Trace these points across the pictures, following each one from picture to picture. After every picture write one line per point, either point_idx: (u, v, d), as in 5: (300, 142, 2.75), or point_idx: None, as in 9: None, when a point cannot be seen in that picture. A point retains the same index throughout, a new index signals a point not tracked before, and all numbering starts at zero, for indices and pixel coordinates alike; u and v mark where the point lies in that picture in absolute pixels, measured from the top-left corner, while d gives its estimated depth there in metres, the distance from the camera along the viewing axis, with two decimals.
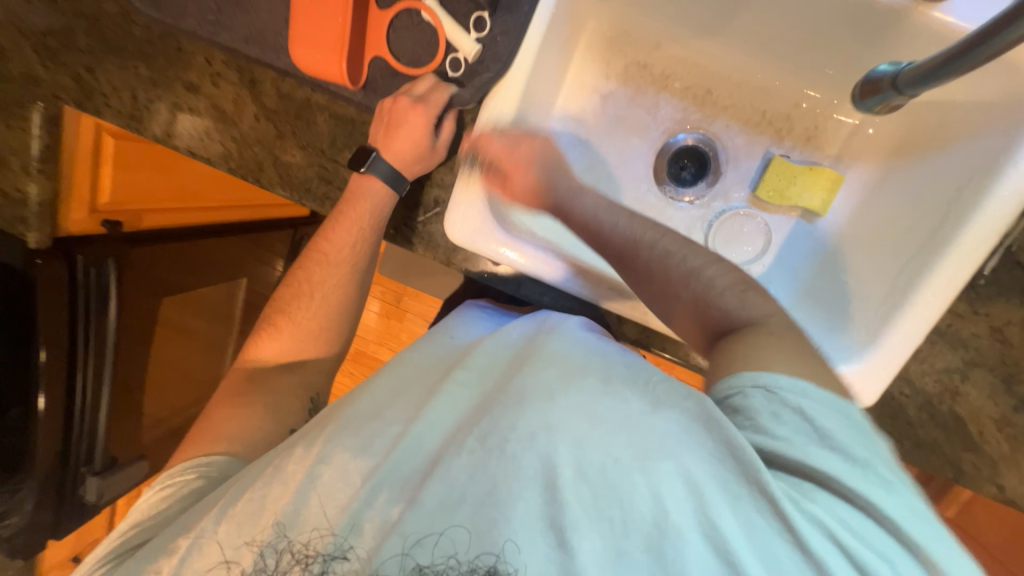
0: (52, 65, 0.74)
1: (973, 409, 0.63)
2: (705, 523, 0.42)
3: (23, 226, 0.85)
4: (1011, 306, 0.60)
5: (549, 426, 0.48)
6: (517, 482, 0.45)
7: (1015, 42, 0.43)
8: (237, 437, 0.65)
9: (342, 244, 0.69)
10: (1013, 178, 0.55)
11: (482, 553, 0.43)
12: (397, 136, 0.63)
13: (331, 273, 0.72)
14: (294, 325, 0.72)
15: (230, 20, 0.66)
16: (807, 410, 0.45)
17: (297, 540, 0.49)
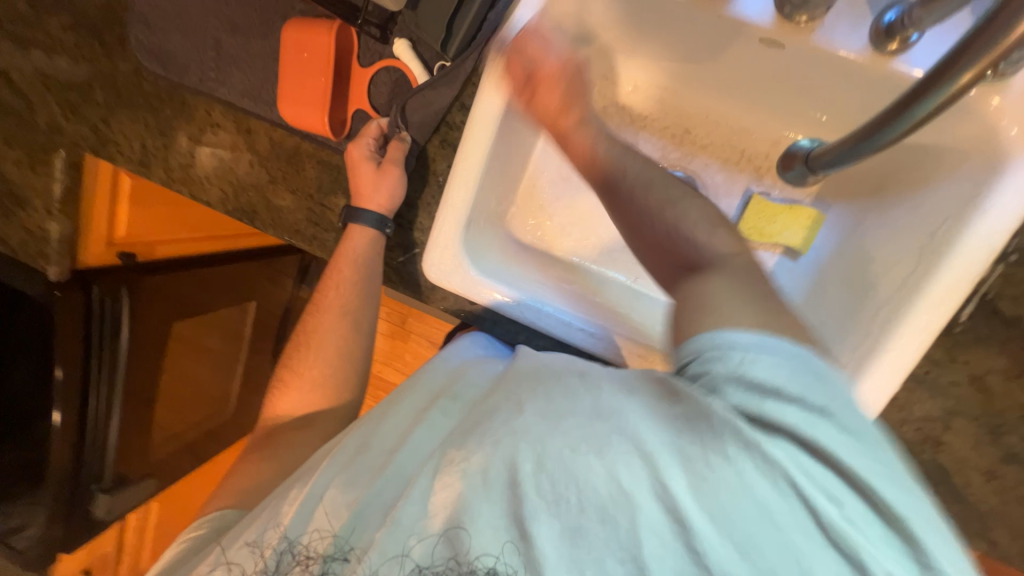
0: (73, 117, 0.81)
1: (958, 459, 0.61)
2: (666, 501, 0.38)
3: (44, 260, 0.91)
4: (991, 354, 0.58)
5: (513, 433, 0.44)
6: (481, 485, 0.43)
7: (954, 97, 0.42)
8: (247, 487, 0.64)
9: (332, 289, 0.71)
10: (983, 227, 0.54)
11: (481, 554, 0.41)
12: (363, 182, 0.65)
13: (328, 322, 0.72)
14: (299, 378, 0.72)
15: (228, 78, 0.72)
16: (756, 367, 0.38)
17: (297, 542, 0.49)
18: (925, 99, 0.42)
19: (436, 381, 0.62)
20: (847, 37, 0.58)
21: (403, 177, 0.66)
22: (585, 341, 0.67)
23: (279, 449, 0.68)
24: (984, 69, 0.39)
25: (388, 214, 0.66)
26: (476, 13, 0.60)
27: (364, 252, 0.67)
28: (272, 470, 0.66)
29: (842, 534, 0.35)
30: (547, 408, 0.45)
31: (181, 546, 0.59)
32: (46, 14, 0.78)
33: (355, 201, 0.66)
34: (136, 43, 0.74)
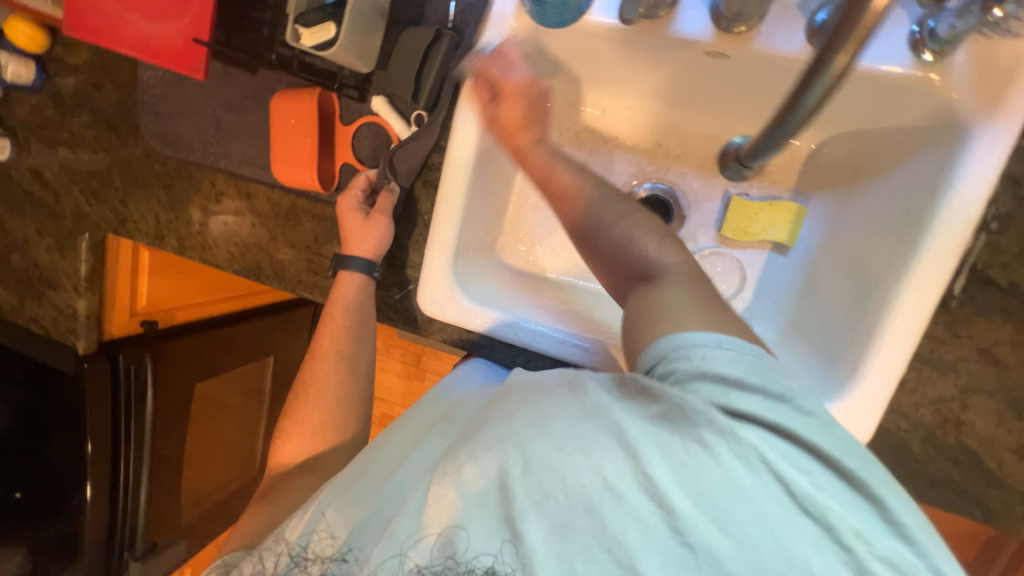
0: (95, 203, 0.89)
1: (984, 439, 0.58)
2: (648, 486, 0.39)
3: (74, 337, 0.96)
4: (994, 325, 0.56)
5: (501, 439, 0.45)
6: (472, 491, 0.44)
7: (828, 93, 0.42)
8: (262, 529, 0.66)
9: (325, 335, 0.73)
10: (957, 199, 0.54)
11: (480, 553, 0.42)
12: (353, 232, 0.70)
13: (324, 367, 0.74)
14: (299, 426, 0.73)
15: (227, 149, 0.78)
16: (720, 363, 0.41)
17: (297, 544, 0.55)
18: (807, 93, 0.42)
19: (434, 411, 0.63)
20: (784, 40, 0.60)
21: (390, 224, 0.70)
22: (579, 355, 0.68)
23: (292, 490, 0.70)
24: (852, 52, 0.39)
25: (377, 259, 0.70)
26: (440, 63, 0.66)
27: (359, 296, 0.71)
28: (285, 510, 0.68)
29: (818, 505, 0.37)
30: (536, 415, 0.46)
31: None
32: (69, 115, 0.87)
33: (345, 249, 0.70)
34: (145, 130, 0.81)
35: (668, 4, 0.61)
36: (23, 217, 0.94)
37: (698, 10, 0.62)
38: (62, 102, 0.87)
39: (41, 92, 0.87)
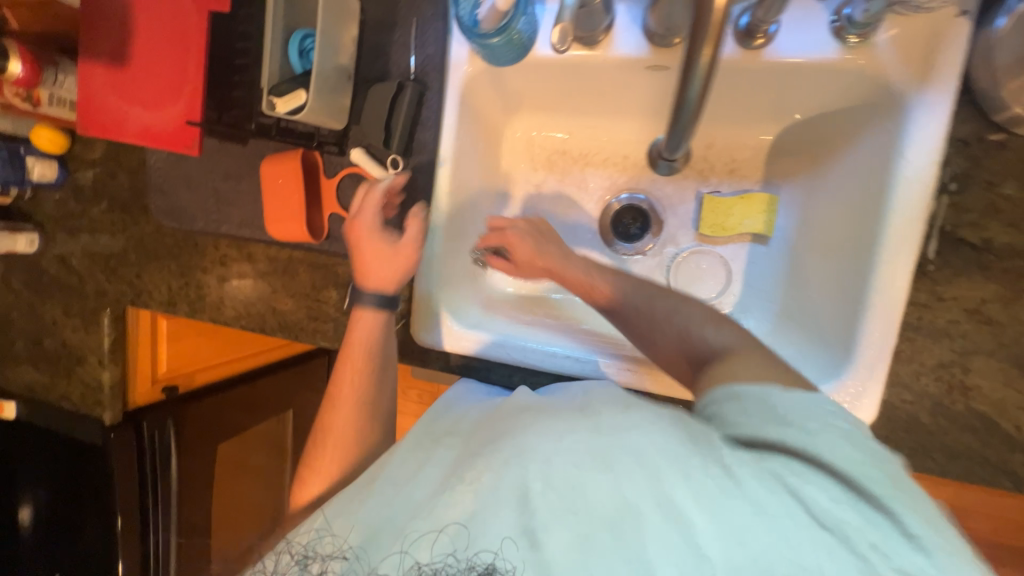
0: (113, 280, 0.96)
1: (994, 402, 0.57)
2: (666, 507, 0.39)
3: (101, 408, 1.00)
4: (975, 284, 0.56)
5: (521, 451, 0.43)
6: (489, 499, 0.42)
7: (704, 86, 0.44)
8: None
9: (348, 363, 0.71)
10: (909, 168, 0.56)
11: (480, 550, 0.42)
12: (372, 269, 0.70)
13: (349, 393, 0.70)
14: (318, 471, 0.66)
15: (226, 215, 0.84)
16: (753, 402, 0.44)
17: (300, 543, 0.51)
18: (689, 88, 0.44)
19: (439, 425, 0.56)
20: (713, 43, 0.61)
21: (412, 264, 0.70)
22: (572, 366, 0.71)
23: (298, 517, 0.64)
24: (713, 47, 0.40)
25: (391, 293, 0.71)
26: (407, 111, 0.71)
27: (372, 329, 0.71)
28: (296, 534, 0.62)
29: (838, 525, 0.36)
30: (553, 428, 0.44)
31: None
32: (89, 205, 0.96)
33: (360, 281, 0.71)
34: (153, 207, 0.89)
35: (604, 27, 0.65)
36: (51, 300, 1.01)
37: (631, 29, 0.66)
38: (82, 193, 0.96)
39: (63, 187, 0.96)
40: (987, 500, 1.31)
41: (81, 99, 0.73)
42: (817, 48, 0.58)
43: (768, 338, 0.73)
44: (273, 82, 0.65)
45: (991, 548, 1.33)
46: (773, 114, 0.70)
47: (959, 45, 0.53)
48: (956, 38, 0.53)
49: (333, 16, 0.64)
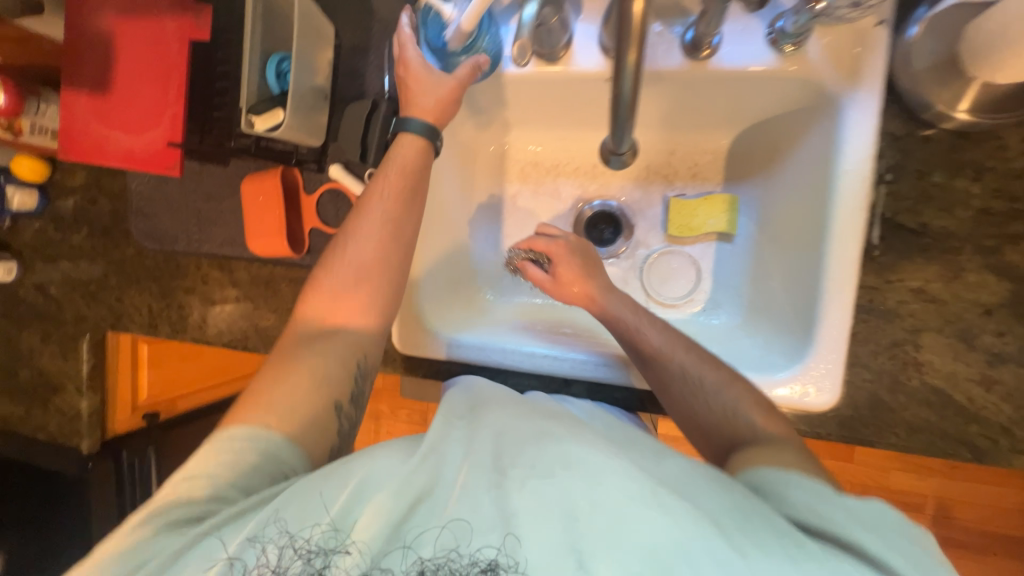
0: (93, 305, 0.96)
1: (947, 376, 0.60)
2: (719, 554, 0.37)
3: (78, 437, 0.98)
4: (919, 266, 0.60)
5: (569, 461, 0.43)
6: (531, 507, 0.41)
7: (635, 82, 0.46)
8: (277, 402, 0.58)
9: (380, 198, 0.66)
10: (848, 162, 0.60)
11: (483, 546, 0.41)
12: (420, 94, 0.67)
13: (374, 227, 0.66)
14: (332, 282, 0.66)
15: (208, 235, 0.86)
16: (814, 494, 0.45)
17: (298, 535, 0.44)
18: (623, 76, 0.45)
19: (456, 404, 0.54)
20: (666, 54, 0.66)
21: (459, 89, 0.67)
22: (550, 365, 0.74)
23: (301, 362, 0.61)
24: (637, 50, 0.43)
25: (438, 124, 0.68)
26: (381, 127, 0.73)
27: (416, 163, 0.67)
28: (302, 385, 0.59)
29: None
30: (608, 455, 0.44)
31: (188, 505, 0.50)
32: (69, 232, 0.96)
33: (405, 110, 0.68)
34: (135, 230, 0.90)
35: (564, 44, 0.70)
36: (29, 329, 1.00)
37: (588, 45, 0.71)
38: (62, 220, 0.97)
39: (43, 215, 0.97)
40: (971, 488, 1.33)
41: (63, 126, 0.75)
42: (758, 59, 0.63)
43: (739, 331, 0.76)
44: (252, 103, 0.68)
45: (980, 538, 1.35)
46: (728, 120, 0.75)
47: (883, 50, 0.59)
48: (877, 46, 0.59)
49: (309, 41, 0.68)
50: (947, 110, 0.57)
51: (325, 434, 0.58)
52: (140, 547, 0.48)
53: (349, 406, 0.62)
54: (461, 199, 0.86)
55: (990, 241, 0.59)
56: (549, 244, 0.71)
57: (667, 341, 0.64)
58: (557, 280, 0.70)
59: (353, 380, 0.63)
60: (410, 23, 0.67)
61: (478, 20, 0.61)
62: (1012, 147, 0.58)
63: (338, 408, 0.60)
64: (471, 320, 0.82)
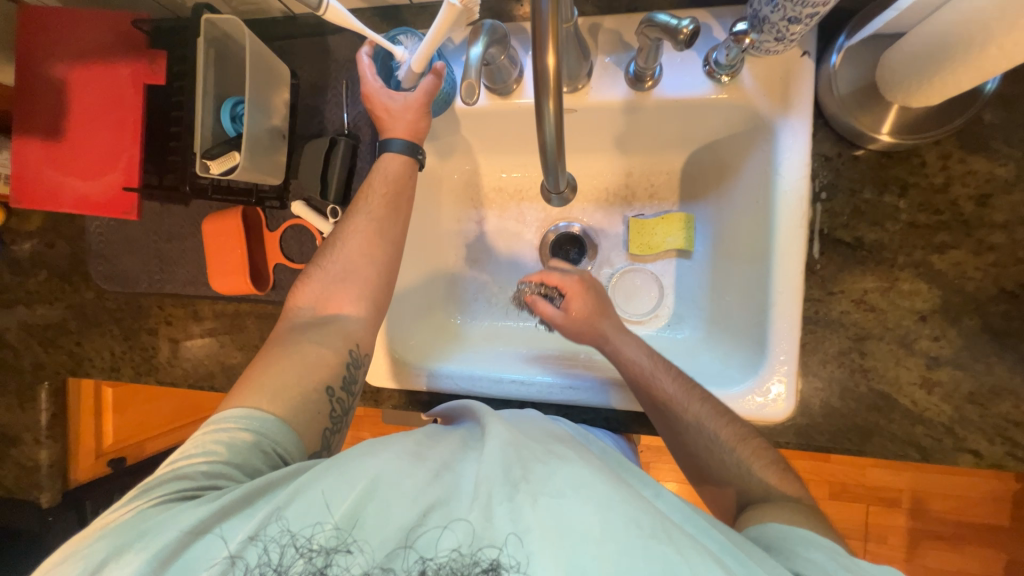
0: (52, 350, 0.93)
1: (892, 380, 0.63)
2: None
3: (38, 490, 0.95)
4: (857, 278, 0.64)
5: (581, 485, 0.44)
6: (541, 523, 0.42)
7: (555, 130, 0.47)
8: (272, 386, 0.61)
9: (373, 203, 0.70)
10: (786, 183, 0.64)
11: (484, 546, 0.42)
12: (389, 118, 0.70)
13: (361, 228, 0.70)
14: (323, 273, 0.70)
15: (171, 274, 0.84)
16: (821, 555, 0.48)
17: (299, 534, 0.46)
18: (544, 108, 0.45)
19: (466, 431, 0.57)
20: (613, 88, 0.70)
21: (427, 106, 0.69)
22: (518, 390, 0.76)
23: (294, 350, 0.65)
24: (555, 100, 0.44)
25: (418, 141, 0.72)
26: (341, 164, 0.75)
27: (399, 176, 0.71)
28: (294, 369, 0.63)
29: None
30: (617, 484, 0.45)
31: (186, 481, 0.53)
32: (26, 277, 0.94)
33: (382, 134, 0.71)
34: (95, 273, 0.88)
35: (514, 79, 0.73)
36: None
37: None
38: (17, 265, 0.94)
39: None
40: (942, 480, 1.38)
41: (14, 172, 0.74)
42: (698, 88, 0.67)
43: (702, 344, 0.78)
44: (206, 147, 0.68)
45: (954, 529, 1.39)
46: (678, 144, 0.79)
47: (809, 78, 0.63)
48: (804, 75, 0.63)
49: (264, 83, 0.69)
50: (870, 132, 0.61)
51: (317, 418, 0.63)
52: (137, 519, 0.49)
53: (341, 391, 0.66)
54: (428, 229, 0.88)
55: (919, 251, 0.63)
56: (563, 278, 0.71)
57: (639, 355, 0.67)
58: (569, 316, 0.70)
59: (346, 366, 0.67)
60: (369, 53, 0.69)
61: (427, 61, 0.64)
62: (931, 163, 0.62)
63: (329, 391, 0.65)
64: (448, 353, 0.83)
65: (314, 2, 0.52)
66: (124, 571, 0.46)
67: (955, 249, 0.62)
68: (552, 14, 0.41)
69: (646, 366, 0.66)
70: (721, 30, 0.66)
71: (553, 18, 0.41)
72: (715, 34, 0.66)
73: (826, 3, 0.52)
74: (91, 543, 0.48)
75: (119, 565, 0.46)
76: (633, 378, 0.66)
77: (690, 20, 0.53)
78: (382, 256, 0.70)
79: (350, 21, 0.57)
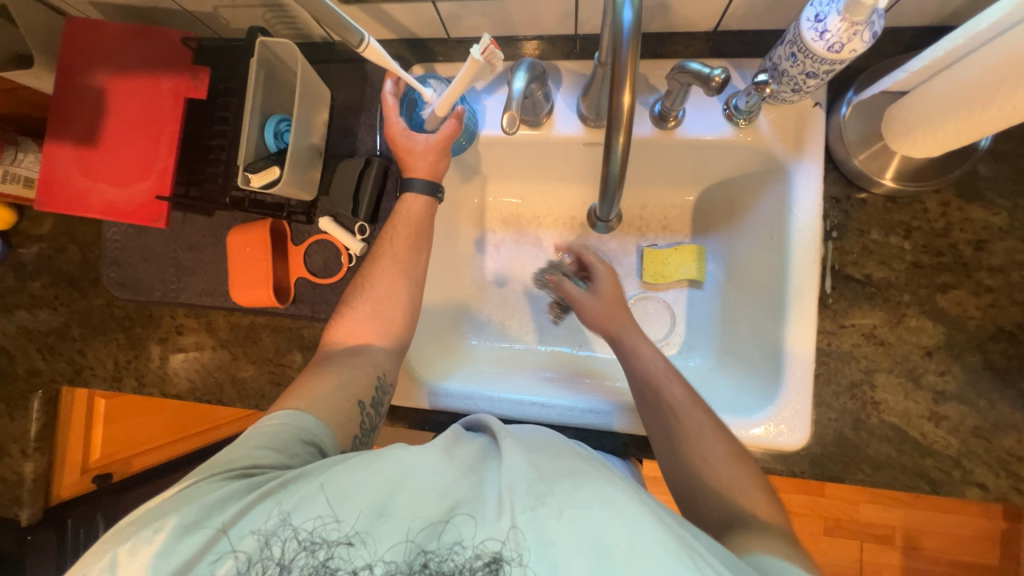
0: (50, 356, 0.90)
1: (901, 413, 0.66)
2: None
3: (18, 506, 0.90)
4: (866, 313, 0.68)
5: (608, 499, 0.44)
6: (558, 530, 0.43)
7: (621, 167, 0.50)
8: (313, 389, 0.63)
9: (399, 236, 0.72)
10: (800, 221, 0.68)
11: (488, 539, 0.44)
12: (412, 159, 0.72)
13: (386, 269, 0.71)
14: (354, 310, 0.71)
15: (186, 283, 0.84)
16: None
17: (303, 528, 0.47)
18: (614, 143, 0.48)
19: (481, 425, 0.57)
20: (636, 126, 0.73)
21: (445, 153, 0.72)
22: (538, 412, 0.76)
23: (323, 374, 0.65)
24: (626, 135, 0.48)
25: (438, 180, 0.74)
26: (373, 184, 0.76)
27: (420, 216, 0.73)
28: (334, 382, 0.65)
29: None
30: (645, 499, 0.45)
31: (232, 462, 0.54)
32: (30, 281, 0.91)
33: (405, 172, 0.73)
34: (107, 279, 0.86)
35: (545, 112, 0.76)
36: None
37: (568, 113, 0.77)
38: (23, 269, 0.91)
39: (0, 263, 0.91)
40: (932, 517, 1.40)
41: (42, 176, 0.74)
42: (717, 131, 0.72)
43: (714, 372, 0.80)
44: (248, 161, 0.69)
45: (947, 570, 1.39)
46: (691, 179, 0.83)
47: (819, 127, 0.69)
48: (815, 124, 0.69)
49: (308, 104, 0.71)
50: (876, 177, 0.66)
51: (347, 426, 0.63)
52: (182, 497, 0.51)
53: (372, 406, 0.66)
54: (448, 251, 0.89)
55: (924, 290, 0.67)
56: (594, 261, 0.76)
57: (657, 357, 0.69)
58: (596, 295, 0.73)
59: (374, 389, 0.66)
60: (393, 93, 0.70)
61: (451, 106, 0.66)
62: (932, 209, 0.67)
63: (360, 405, 0.64)
64: (464, 372, 0.83)
65: (356, 41, 0.53)
66: (154, 540, 0.47)
67: (957, 289, 0.66)
68: (631, 62, 0.44)
69: (663, 370, 0.67)
70: (740, 80, 0.72)
71: (632, 64, 0.44)
72: (734, 83, 0.72)
73: (841, 63, 0.57)
74: (137, 515, 0.50)
75: (150, 537, 0.48)
76: (647, 378, 0.67)
77: (722, 69, 0.57)
78: (409, 283, 0.72)
79: (386, 59, 0.57)
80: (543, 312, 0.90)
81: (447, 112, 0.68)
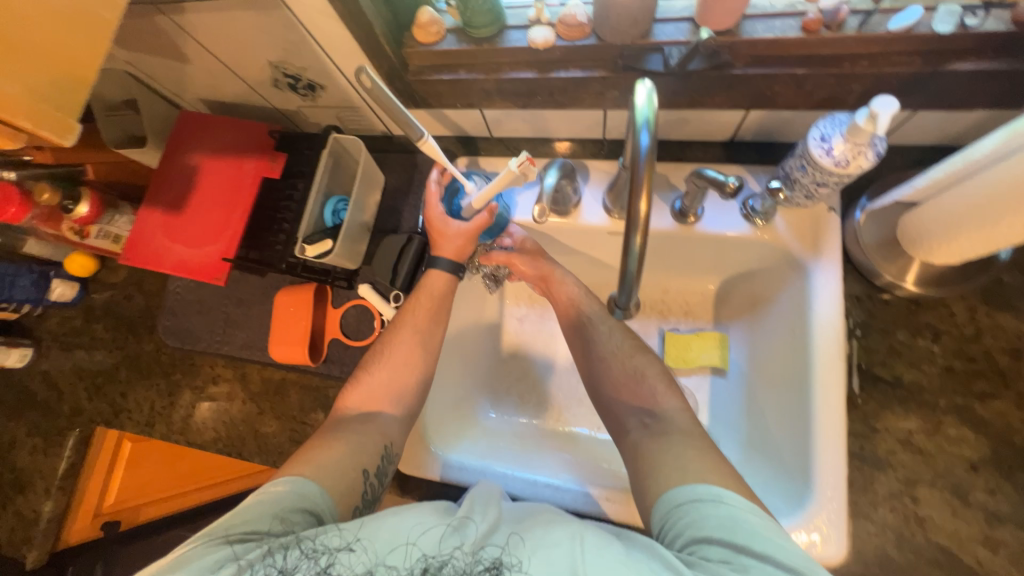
0: (94, 397, 0.96)
1: (951, 533, 0.62)
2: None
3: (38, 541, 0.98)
4: (900, 417, 0.65)
5: (575, 527, 0.51)
6: (548, 547, 0.49)
7: (639, 261, 0.55)
8: (331, 449, 0.64)
9: (420, 311, 0.77)
10: (821, 317, 0.69)
11: (485, 548, 0.51)
12: (443, 241, 0.78)
13: (404, 345, 0.75)
14: (373, 376, 0.74)
15: (231, 336, 0.90)
16: None
17: (307, 538, 0.52)
18: (631, 242, 0.53)
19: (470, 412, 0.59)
20: (657, 220, 0.78)
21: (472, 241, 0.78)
22: (552, 495, 0.73)
23: (337, 438, 0.66)
24: (643, 235, 0.52)
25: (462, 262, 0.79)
26: (412, 258, 0.84)
27: (442, 293, 0.78)
28: (348, 447, 0.65)
29: None
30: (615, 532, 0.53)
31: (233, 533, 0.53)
32: (94, 324, 1.00)
33: (433, 252, 0.80)
34: (161, 326, 0.93)
35: (574, 203, 0.82)
36: (22, 419, 0.99)
37: (594, 205, 0.83)
38: (92, 313, 1.01)
39: (73, 306, 1.01)
40: None
41: (131, 236, 0.85)
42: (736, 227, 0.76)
43: (739, 467, 0.77)
44: (307, 234, 0.79)
45: None
46: (711, 269, 0.86)
47: (835, 228, 0.72)
48: (830, 226, 0.72)
49: (364, 187, 0.81)
50: (897, 280, 0.67)
51: (354, 491, 0.62)
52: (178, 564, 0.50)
53: (375, 477, 0.66)
54: (474, 320, 0.92)
55: (960, 397, 0.65)
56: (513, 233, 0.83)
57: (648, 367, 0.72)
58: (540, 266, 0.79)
59: (379, 459, 0.67)
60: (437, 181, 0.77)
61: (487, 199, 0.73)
62: (960, 314, 0.67)
63: (364, 474, 0.64)
64: (475, 445, 0.82)
65: (415, 136, 0.62)
66: None
67: (997, 399, 0.64)
68: (647, 175, 0.50)
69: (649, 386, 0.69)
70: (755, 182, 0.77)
71: (648, 178, 0.50)
72: (750, 185, 0.77)
73: (849, 175, 0.62)
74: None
75: None
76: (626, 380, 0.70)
77: (736, 177, 0.63)
78: (425, 355, 0.76)
79: (438, 153, 0.66)
80: (562, 387, 0.91)
81: (481, 206, 0.75)
